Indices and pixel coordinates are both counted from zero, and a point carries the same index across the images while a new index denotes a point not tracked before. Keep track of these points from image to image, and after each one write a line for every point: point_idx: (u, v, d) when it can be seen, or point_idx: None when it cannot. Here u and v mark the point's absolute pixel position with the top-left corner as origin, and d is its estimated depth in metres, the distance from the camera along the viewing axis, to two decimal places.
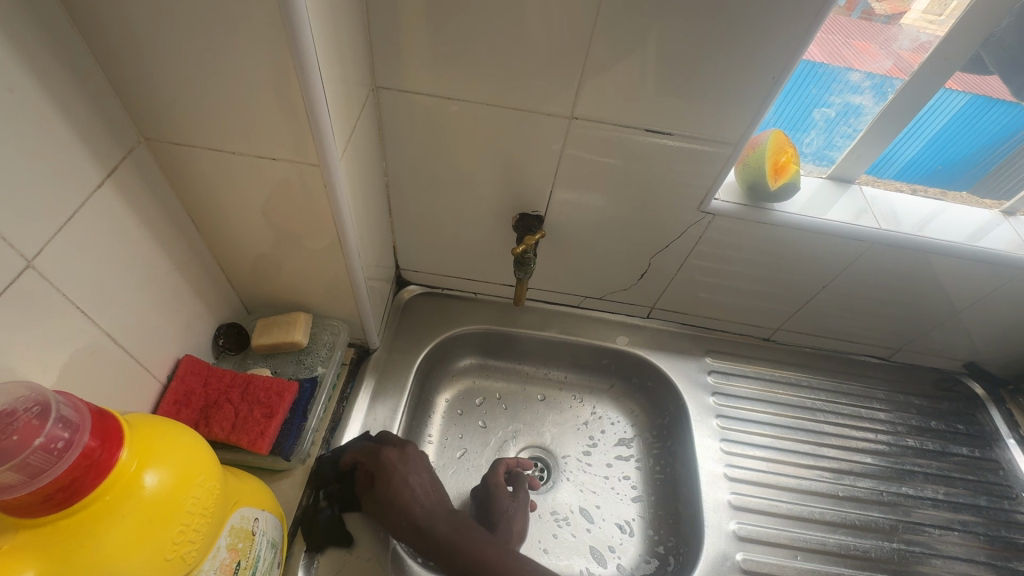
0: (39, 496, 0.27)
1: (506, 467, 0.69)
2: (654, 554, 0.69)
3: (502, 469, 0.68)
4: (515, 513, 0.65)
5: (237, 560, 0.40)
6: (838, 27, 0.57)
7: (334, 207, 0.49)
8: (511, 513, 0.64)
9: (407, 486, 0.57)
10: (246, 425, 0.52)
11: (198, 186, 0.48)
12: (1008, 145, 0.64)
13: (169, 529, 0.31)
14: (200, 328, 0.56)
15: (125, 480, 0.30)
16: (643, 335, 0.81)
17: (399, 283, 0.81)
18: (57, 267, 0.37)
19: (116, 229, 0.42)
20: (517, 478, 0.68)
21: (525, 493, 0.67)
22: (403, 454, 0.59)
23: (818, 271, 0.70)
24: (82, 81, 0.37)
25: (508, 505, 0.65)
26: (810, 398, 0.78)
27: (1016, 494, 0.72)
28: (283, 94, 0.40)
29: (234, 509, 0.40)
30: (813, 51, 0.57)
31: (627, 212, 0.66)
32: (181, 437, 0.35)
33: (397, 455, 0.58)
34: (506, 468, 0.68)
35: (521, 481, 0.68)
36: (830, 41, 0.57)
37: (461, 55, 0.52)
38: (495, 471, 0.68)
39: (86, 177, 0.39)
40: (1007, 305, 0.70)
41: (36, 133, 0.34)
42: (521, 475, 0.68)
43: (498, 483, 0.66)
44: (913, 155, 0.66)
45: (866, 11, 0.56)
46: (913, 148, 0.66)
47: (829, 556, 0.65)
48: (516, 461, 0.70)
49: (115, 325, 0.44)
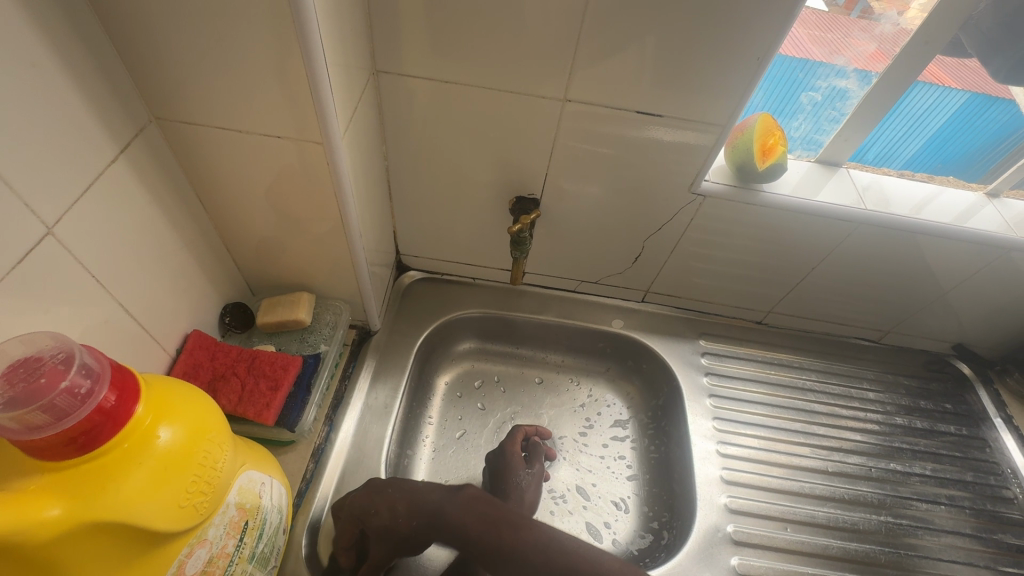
0: (64, 438, 0.29)
1: (524, 434, 0.71)
2: (648, 529, 0.70)
3: (520, 436, 0.70)
4: (527, 486, 0.67)
5: (245, 519, 0.42)
6: (837, 25, 0.60)
7: (336, 185, 0.51)
8: (526, 484, 0.67)
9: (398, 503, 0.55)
10: (252, 397, 0.54)
11: (206, 165, 0.50)
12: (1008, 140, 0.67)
13: (182, 480, 0.33)
14: (207, 306, 0.58)
15: (141, 432, 0.32)
16: (638, 319, 0.83)
17: (399, 269, 0.83)
18: (74, 237, 0.39)
19: (128, 204, 0.44)
20: (534, 447, 0.71)
21: (540, 465, 0.69)
22: (370, 489, 0.56)
23: (807, 254, 0.71)
24: (97, 59, 0.39)
25: (522, 475, 0.67)
26: (801, 379, 0.80)
27: (1002, 471, 0.74)
28: (287, 73, 0.42)
29: (243, 470, 0.42)
30: (812, 51, 0.61)
31: (620, 196, 0.68)
32: (192, 397, 0.37)
33: (366, 492, 0.55)
34: (524, 435, 0.71)
35: (537, 451, 0.70)
36: (826, 39, 0.61)
37: (458, 40, 0.54)
38: (513, 438, 0.70)
39: (101, 151, 0.41)
40: (993, 284, 0.71)
41: (54, 108, 0.36)
42: (538, 445, 0.71)
43: (515, 451, 0.68)
44: (914, 154, 0.69)
45: (865, 10, 0.58)
46: (914, 144, 0.69)
47: (818, 528, 0.67)
48: (534, 429, 0.72)
49: (128, 296, 0.46)
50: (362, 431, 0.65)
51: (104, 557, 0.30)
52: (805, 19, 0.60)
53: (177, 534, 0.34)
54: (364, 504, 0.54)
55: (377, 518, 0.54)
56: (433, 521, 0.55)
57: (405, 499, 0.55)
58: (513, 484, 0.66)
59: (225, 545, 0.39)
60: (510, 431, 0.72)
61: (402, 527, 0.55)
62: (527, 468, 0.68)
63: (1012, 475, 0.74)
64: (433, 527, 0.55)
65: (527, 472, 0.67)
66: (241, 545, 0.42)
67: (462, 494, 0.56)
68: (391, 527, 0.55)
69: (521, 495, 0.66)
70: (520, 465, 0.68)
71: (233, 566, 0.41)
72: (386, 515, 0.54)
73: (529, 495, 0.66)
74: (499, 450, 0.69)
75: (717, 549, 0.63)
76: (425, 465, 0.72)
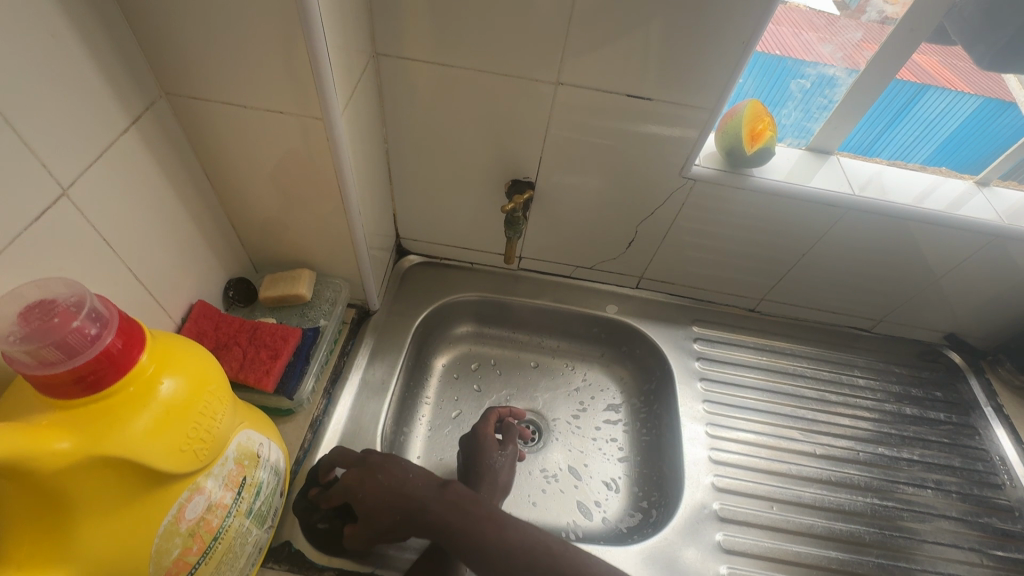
0: (73, 376, 0.31)
1: (497, 415, 0.70)
2: (637, 508, 0.72)
3: (494, 419, 0.70)
4: (502, 467, 0.66)
5: (242, 475, 0.44)
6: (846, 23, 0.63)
7: (335, 161, 0.53)
8: (500, 465, 0.66)
9: (383, 495, 0.52)
10: (253, 365, 0.56)
11: (213, 140, 0.52)
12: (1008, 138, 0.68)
13: (182, 425, 0.35)
14: (212, 279, 0.61)
15: (145, 379, 0.34)
16: (632, 304, 0.85)
17: (399, 253, 0.85)
18: (87, 200, 0.42)
19: (138, 172, 0.47)
20: (508, 428, 0.69)
21: (513, 445, 0.68)
22: (358, 481, 0.53)
23: (798, 240, 0.73)
24: (110, 32, 0.41)
25: (497, 457, 0.66)
26: (793, 365, 0.81)
27: (990, 457, 0.75)
28: (289, 47, 0.43)
29: (241, 428, 0.44)
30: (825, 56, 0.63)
31: (613, 180, 0.69)
32: (193, 352, 0.39)
33: (360, 472, 0.54)
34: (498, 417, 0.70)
35: (511, 432, 0.69)
36: (838, 31, 0.64)
37: (456, 23, 0.55)
38: (487, 420, 0.69)
39: (113, 120, 0.43)
40: (983, 272, 0.72)
41: (71, 76, 0.39)
42: (512, 425, 0.70)
43: (487, 433, 0.67)
44: (926, 157, 0.71)
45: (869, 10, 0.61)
46: (924, 152, 0.70)
47: (804, 508, 0.68)
48: (507, 411, 0.71)
49: (136, 261, 0.48)
50: (359, 406, 0.67)
51: (107, 492, 0.32)
52: (811, 20, 0.64)
53: (176, 477, 0.36)
54: (356, 486, 0.53)
55: (361, 505, 0.52)
56: (411, 519, 0.52)
57: (387, 495, 0.52)
58: (486, 465, 0.65)
59: (223, 497, 0.41)
60: (483, 414, 0.71)
61: (383, 521, 0.52)
62: (501, 449, 0.67)
63: (1000, 462, 0.74)
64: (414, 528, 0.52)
65: (501, 454, 0.67)
66: (238, 499, 0.44)
67: (446, 493, 0.53)
68: (374, 518, 0.52)
69: (495, 477, 0.65)
70: (493, 447, 0.67)
71: (230, 520, 0.43)
72: (370, 506, 0.52)
73: (503, 477, 0.66)
74: (475, 433, 0.67)
75: (703, 524, 0.64)
76: (421, 443, 0.74)
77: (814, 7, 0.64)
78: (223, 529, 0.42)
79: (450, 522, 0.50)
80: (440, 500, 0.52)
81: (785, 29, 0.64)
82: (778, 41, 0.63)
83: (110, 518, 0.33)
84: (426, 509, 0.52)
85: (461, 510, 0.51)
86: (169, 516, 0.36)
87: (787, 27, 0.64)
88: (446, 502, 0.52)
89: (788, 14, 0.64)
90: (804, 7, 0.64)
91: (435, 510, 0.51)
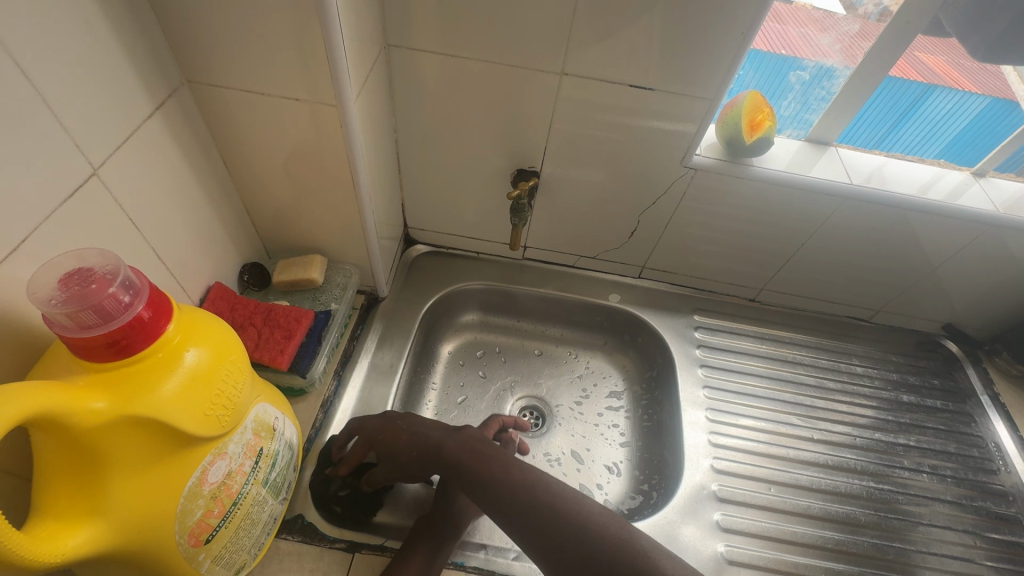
0: (107, 339, 0.33)
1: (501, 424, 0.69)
2: (638, 491, 0.74)
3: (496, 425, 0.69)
4: None
5: (259, 446, 0.46)
6: (835, 21, 0.64)
7: (348, 148, 0.55)
8: None
9: (404, 433, 0.59)
10: (268, 344, 0.58)
11: (231, 127, 0.54)
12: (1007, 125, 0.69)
13: (206, 391, 0.38)
14: (228, 263, 0.63)
15: (172, 346, 0.36)
16: (634, 293, 0.87)
17: (407, 242, 0.87)
18: (114, 180, 0.44)
19: (161, 156, 0.49)
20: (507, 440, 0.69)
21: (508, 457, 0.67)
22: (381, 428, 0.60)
23: (797, 230, 0.74)
24: (136, 20, 0.44)
25: None
26: (792, 353, 0.83)
27: (985, 443, 0.76)
28: (305, 35, 0.45)
29: (258, 401, 0.46)
30: (828, 53, 0.65)
31: (616, 170, 0.71)
32: (216, 325, 0.41)
33: (381, 420, 0.61)
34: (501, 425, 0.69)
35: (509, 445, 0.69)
36: (834, 25, 0.64)
37: (464, 15, 0.57)
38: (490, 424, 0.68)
39: (139, 105, 0.45)
40: (981, 261, 0.73)
41: (100, 61, 0.41)
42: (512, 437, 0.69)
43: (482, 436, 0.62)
44: (937, 155, 0.73)
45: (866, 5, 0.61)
46: (934, 151, 0.73)
47: (801, 490, 0.69)
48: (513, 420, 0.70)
49: (158, 242, 0.50)
50: (368, 389, 0.69)
51: (138, 450, 0.34)
52: (812, 17, 0.65)
53: (200, 440, 0.38)
54: (378, 432, 0.59)
55: (386, 445, 0.59)
56: (431, 451, 0.59)
57: (408, 433, 0.60)
58: None
59: (242, 465, 0.44)
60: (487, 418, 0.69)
61: (405, 456, 0.59)
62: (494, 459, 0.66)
63: (995, 449, 0.76)
64: (433, 460, 0.58)
65: None
66: (256, 468, 0.46)
67: (462, 435, 0.60)
68: (397, 455, 0.59)
69: None
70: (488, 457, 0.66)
71: (248, 487, 0.45)
72: (393, 445, 0.59)
73: None
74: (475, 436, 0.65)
75: (702, 505, 0.66)
76: None
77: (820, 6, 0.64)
78: (242, 495, 0.44)
79: (463, 460, 0.57)
80: (457, 439, 0.59)
81: (791, 29, 0.65)
82: (784, 41, 0.65)
83: (140, 475, 0.35)
84: (443, 445, 0.59)
85: (478, 449, 0.58)
86: (193, 478, 0.38)
87: (794, 26, 0.65)
88: (465, 444, 0.58)
89: (795, 13, 0.64)
90: (811, 3, 0.64)
91: (452, 447, 0.58)
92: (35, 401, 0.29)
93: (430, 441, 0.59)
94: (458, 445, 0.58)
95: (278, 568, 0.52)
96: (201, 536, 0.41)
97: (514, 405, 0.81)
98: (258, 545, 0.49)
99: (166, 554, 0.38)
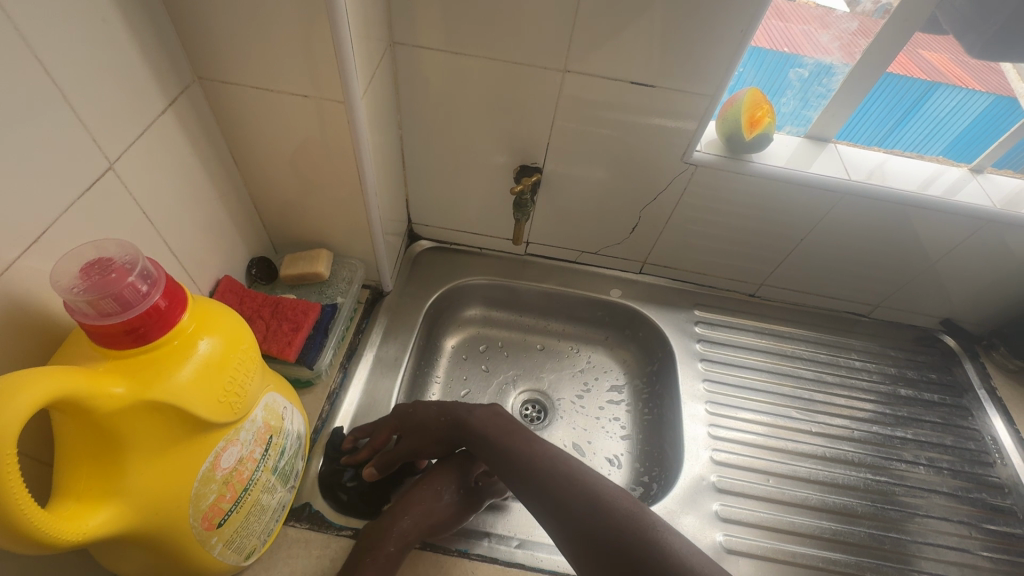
0: (126, 327, 0.34)
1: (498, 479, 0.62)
2: (638, 483, 0.75)
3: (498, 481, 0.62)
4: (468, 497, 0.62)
5: (269, 434, 0.47)
6: (836, 19, 0.65)
7: (355, 143, 0.56)
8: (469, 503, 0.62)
9: (433, 405, 0.62)
10: (276, 336, 0.60)
11: (241, 123, 0.56)
12: (1007, 121, 0.69)
13: (219, 379, 0.39)
14: (236, 256, 0.64)
15: (187, 335, 0.38)
16: (635, 288, 0.88)
17: (411, 238, 0.89)
18: (129, 174, 0.45)
19: (173, 151, 0.50)
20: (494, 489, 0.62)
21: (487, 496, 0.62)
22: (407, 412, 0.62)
23: (796, 226, 0.75)
24: (150, 19, 0.45)
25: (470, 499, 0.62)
26: (791, 348, 0.84)
27: (982, 436, 0.77)
28: (313, 33, 0.46)
29: (268, 390, 0.47)
30: (831, 51, 0.65)
31: (617, 167, 0.72)
32: (228, 315, 0.42)
33: (408, 403, 0.63)
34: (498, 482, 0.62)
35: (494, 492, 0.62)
36: (833, 24, 0.65)
37: (468, 14, 0.58)
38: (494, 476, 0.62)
39: (152, 101, 0.46)
40: (978, 257, 0.74)
41: (116, 59, 0.42)
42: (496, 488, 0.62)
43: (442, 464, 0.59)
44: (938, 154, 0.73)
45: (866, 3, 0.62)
46: (936, 150, 0.73)
47: (799, 481, 0.70)
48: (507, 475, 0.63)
49: (170, 235, 0.51)
50: (373, 381, 0.71)
51: (154, 435, 0.36)
52: (812, 14, 0.65)
53: (213, 426, 0.39)
54: (408, 409, 0.62)
55: (415, 418, 0.61)
56: (459, 420, 0.61)
57: (437, 405, 0.62)
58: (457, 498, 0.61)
59: (252, 452, 0.45)
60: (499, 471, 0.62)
61: (434, 426, 0.61)
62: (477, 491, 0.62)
63: (991, 442, 0.77)
64: (461, 427, 0.61)
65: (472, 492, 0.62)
66: (266, 456, 0.47)
67: (488, 407, 0.62)
68: (426, 426, 0.61)
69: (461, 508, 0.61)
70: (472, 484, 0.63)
71: (259, 474, 0.46)
72: (422, 417, 0.61)
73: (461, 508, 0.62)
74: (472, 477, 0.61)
75: (701, 495, 0.67)
76: None
77: (822, 3, 0.65)
78: (253, 481, 0.45)
79: (490, 429, 0.59)
80: (485, 410, 0.62)
81: (793, 27, 0.66)
82: (786, 38, 0.66)
83: (156, 458, 0.36)
84: (471, 412, 0.61)
85: (502, 420, 0.60)
86: (206, 463, 0.40)
87: (797, 24, 0.66)
88: (492, 413, 0.62)
89: (798, 10, 0.65)
90: (812, 1, 0.65)
91: (479, 415, 0.61)
92: (59, 384, 0.30)
93: (458, 409, 0.62)
94: (485, 414, 0.61)
95: (287, 555, 0.53)
96: (214, 520, 0.42)
97: (516, 399, 0.82)
98: (267, 531, 0.51)
99: (181, 536, 0.40)
